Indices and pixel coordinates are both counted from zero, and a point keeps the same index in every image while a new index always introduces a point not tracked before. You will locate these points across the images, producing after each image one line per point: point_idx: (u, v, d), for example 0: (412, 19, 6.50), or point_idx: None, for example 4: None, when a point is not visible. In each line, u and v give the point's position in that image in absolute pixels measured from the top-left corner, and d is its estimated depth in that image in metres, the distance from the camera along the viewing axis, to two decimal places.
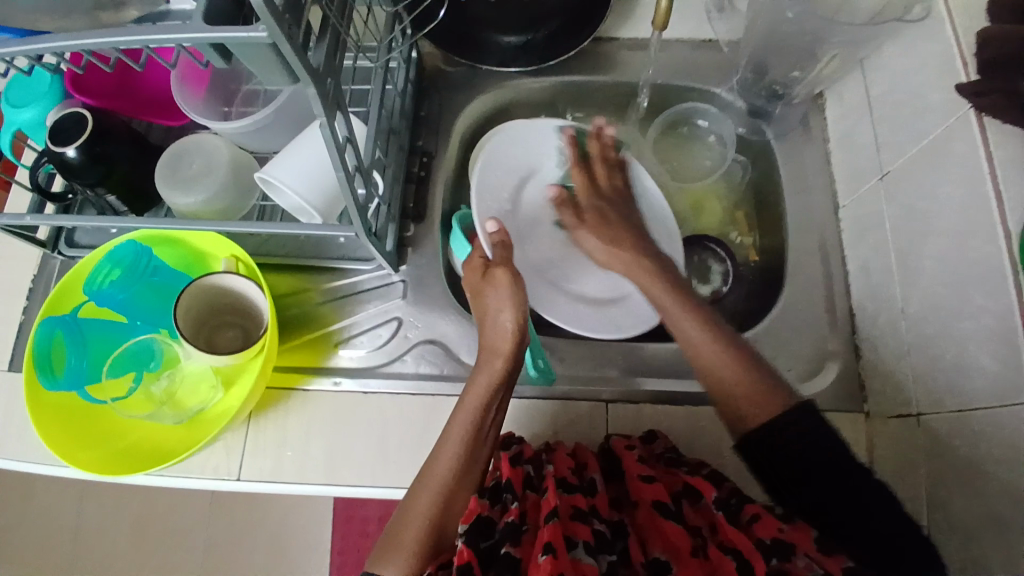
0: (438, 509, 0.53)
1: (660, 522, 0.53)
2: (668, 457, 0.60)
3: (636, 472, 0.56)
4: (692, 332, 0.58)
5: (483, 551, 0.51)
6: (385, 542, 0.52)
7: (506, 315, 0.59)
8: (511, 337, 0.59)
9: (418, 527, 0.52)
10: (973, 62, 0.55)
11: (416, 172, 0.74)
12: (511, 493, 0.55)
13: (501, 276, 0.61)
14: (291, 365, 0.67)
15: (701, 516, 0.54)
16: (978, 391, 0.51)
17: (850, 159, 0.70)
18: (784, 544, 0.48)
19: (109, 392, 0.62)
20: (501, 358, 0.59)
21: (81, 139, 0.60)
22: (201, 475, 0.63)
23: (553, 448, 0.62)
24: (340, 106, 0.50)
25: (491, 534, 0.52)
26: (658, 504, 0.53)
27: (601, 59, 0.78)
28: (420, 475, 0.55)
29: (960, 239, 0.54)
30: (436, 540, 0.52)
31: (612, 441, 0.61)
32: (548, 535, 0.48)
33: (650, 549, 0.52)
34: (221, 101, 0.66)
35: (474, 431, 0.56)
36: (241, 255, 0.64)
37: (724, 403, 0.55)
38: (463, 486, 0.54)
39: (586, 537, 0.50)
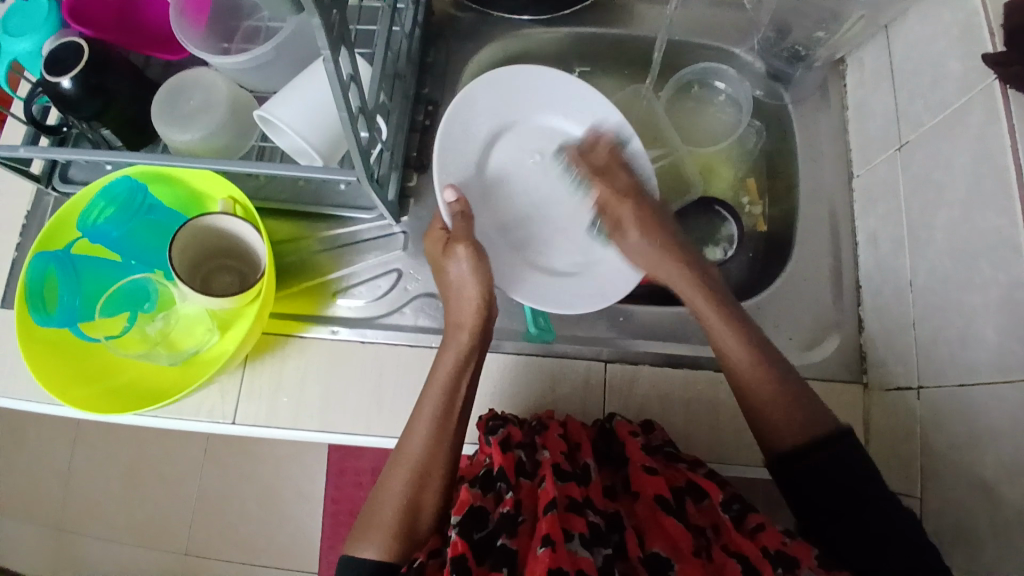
0: (411, 489, 0.53)
1: (661, 517, 0.51)
2: (667, 453, 0.58)
3: (641, 463, 0.55)
4: (722, 332, 0.57)
5: (475, 541, 0.50)
6: (362, 525, 0.53)
7: (470, 289, 0.58)
8: (476, 310, 0.58)
9: (391, 510, 0.52)
10: (1000, 31, 0.52)
11: (420, 121, 0.72)
12: (505, 481, 0.54)
13: (461, 250, 0.59)
14: (286, 313, 0.66)
15: (706, 517, 0.53)
16: (980, 365, 0.51)
17: (867, 129, 0.68)
18: (788, 557, 0.47)
19: (103, 330, 0.61)
20: (466, 330, 0.58)
21: (77, 68, 0.58)
22: (194, 417, 0.63)
23: (545, 426, 0.59)
24: (345, 41, 0.48)
25: (485, 525, 0.51)
26: (660, 498, 0.52)
27: (617, 12, 0.75)
28: (393, 458, 0.55)
29: (974, 211, 0.52)
30: (411, 523, 0.52)
31: (617, 424, 0.59)
32: (547, 526, 0.46)
33: (650, 543, 0.50)
34: (220, 37, 0.64)
35: (443, 408, 0.55)
36: (238, 197, 0.62)
37: (753, 415, 0.56)
38: (434, 462, 0.54)
39: (581, 530, 0.48)
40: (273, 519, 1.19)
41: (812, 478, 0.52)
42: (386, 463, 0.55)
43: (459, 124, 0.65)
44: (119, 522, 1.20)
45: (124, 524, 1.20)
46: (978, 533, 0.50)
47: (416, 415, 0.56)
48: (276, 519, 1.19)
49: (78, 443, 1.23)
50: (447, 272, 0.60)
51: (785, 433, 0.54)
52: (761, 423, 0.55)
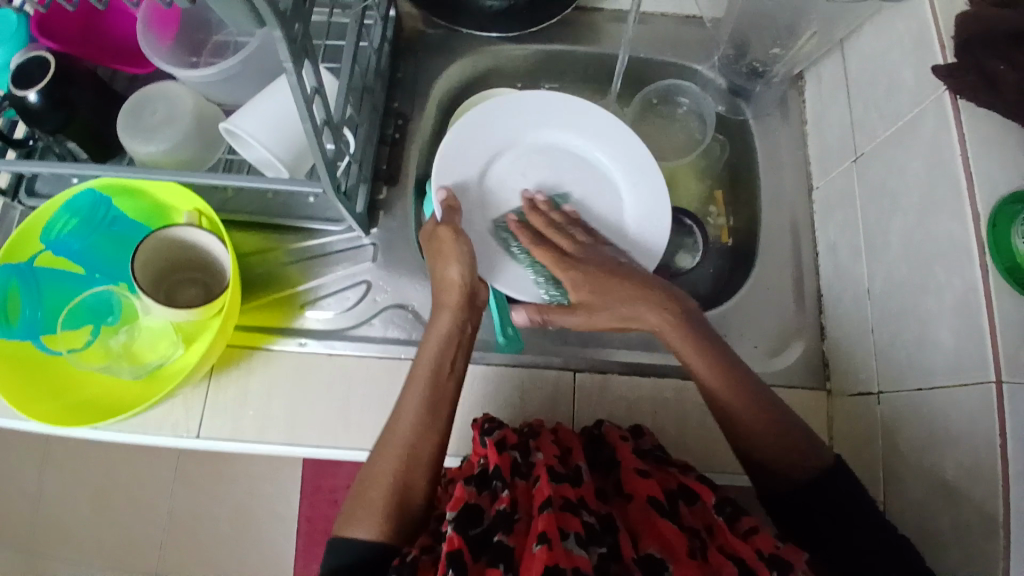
0: (401, 472, 0.52)
1: (654, 519, 0.51)
2: (657, 456, 0.59)
3: (632, 465, 0.56)
4: (698, 364, 0.55)
5: (471, 538, 0.49)
6: (351, 507, 0.52)
7: (453, 267, 0.59)
8: (459, 287, 0.58)
9: (382, 489, 0.51)
10: (949, 44, 0.54)
11: (390, 134, 0.73)
12: (501, 481, 0.53)
13: (446, 234, 0.60)
14: (254, 325, 0.66)
15: (699, 517, 0.53)
16: (937, 368, 0.52)
17: (825, 141, 0.70)
18: (781, 561, 0.46)
19: (64, 343, 0.60)
20: (448, 308, 0.58)
21: (43, 82, 0.58)
22: (158, 432, 0.62)
23: (537, 432, 0.59)
24: (308, 54, 0.49)
25: (480, 522, 0.51)
26: (652, 499, 0.52)
27: (583, 29, 0.77)
28: (381, 440, 0.53)
29: (927, 218, 0.54)
30: (401, 501, 0.51)
31: (607, 429, 0.60)
32: (543, 524, 0.46)
33: (643, 545, 0.50)
34: (188, 51, 0.64)
35: (433, 385, 0.55)
36: (205, 208, 0.62)
37: (744, 450, 0.55)
38: (425, 446, 0.53)
39: (577, 528, 0.48)
40: (246, 542, 1.17)
41: (775, 453, 0.53)
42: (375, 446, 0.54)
43: (464, 135, 0.68)
44: (88, 547, 1.16)
45: (93, 550, 1.17)
46: (941, 537, 0.50)
47: (403, 399, 0.55)
48: (249, 542, 1.17)
49: (47, 466, 1.19)
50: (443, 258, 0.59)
51: (785, 469, 0.53)
52: (760, 467, 0.54)
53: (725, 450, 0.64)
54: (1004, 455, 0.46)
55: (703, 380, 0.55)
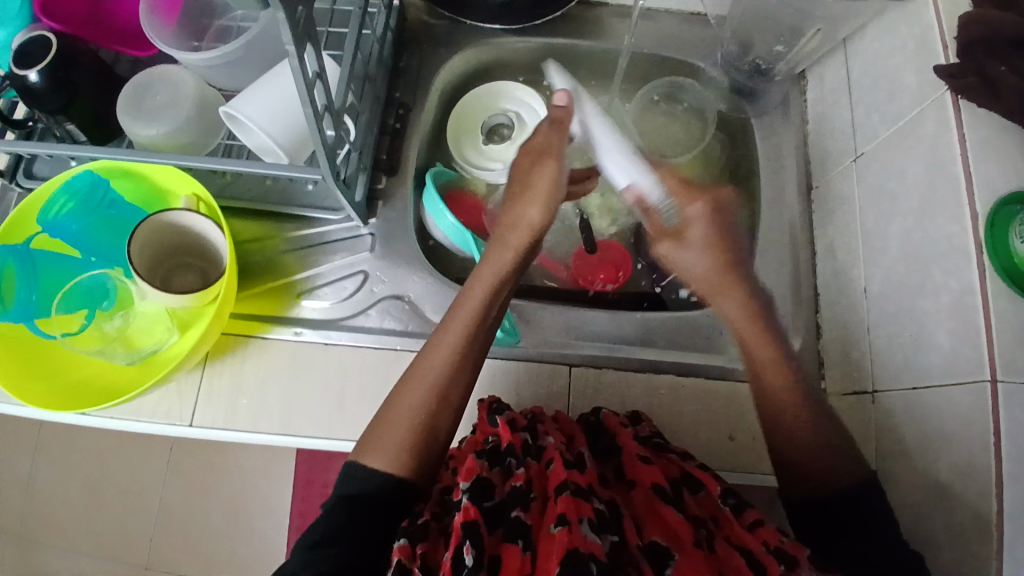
0: (426, 408, 0.53)
1: (660, 507, 0.52)
2: (656, 443, 0.59)
3: (635, 453, 0.56)
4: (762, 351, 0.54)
5: (486, 511, 0.50)
6: (373, 433, 0.53)
7: (531, 209, 0.57)
8: (529, 232, 0.58)
9: (409, 421, 0.52)
10: (953, 44, 0.54)
11: (391, 125, 0.73)
12: (514, 458, 0.53)
13: (541, 168, 0.58)
14: (251, 312, 0.65)
15: (705, 508, 0.54)
16: (932, 369, 0.52)
17: (825, 141, 0.70)
18: (788, 556, 0.47)
19: (59, 326, 0.58)
20: (511, 252, 0.58)
21: (45, 60, 0.57)
22: (151, 419, 0.62)
23: (541, 417, 0.60)
24: (311, 38, 0.49)
25: (493, 496, 0.51)
26: (658, 487, 0.53)
27: (587, 24, 0.76)
28: (406, 376, 0.55)
29: (925, 220, 0.54)
30: (425, 434, 0.53)
31: (606, 416, 0.61)
32: (562, 507, 0.48)
33: (647, 532, 0.51)
34: (191, 35, 0.63)
35: (474, 324, 0.56)
36: (203, 194, 0.62)
37: (778, 452, 0.54)
38: (457, 384, 0.54)
39: (589, 515, 0.48)
40: (237, 533, 1.16)
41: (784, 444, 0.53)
42: (404, 377, 0.55)
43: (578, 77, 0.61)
44: (79, 534, 1.16)
45: (84, 538, 1.16)
46: (932, 538, 0.51)
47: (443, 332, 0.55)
48: (240, 534, 1.16)
49: (40, 452, 1.19)
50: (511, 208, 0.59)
51: (808, 470, 0.52)
52: (795, 476, 0.53)
53: (719, 448, 0.64)
54: (997, 455, 0.46)
55: (773, 388, 0.54)
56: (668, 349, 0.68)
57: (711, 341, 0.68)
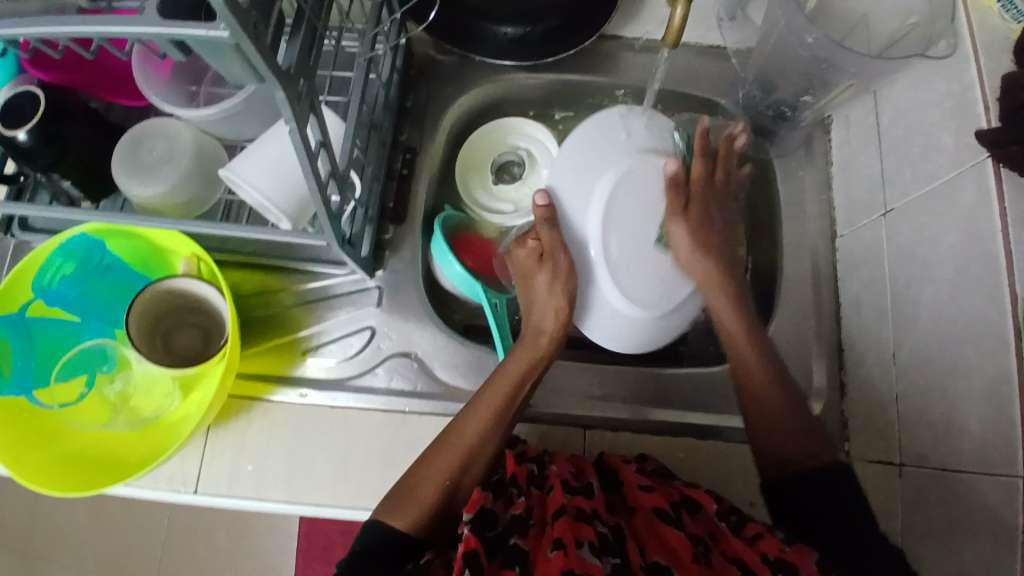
0: (454, 471, 0.53)
1: (660, 529, 0.51)
2: (661, 474, 0.58)
3: (636, 482, 0.55)
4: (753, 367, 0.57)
5: (487, 540, 0.49)
6: (396, 493, 0.52)
7: (552, 304, 0.58)
8: (558, 317, 0.58)
9: (433, 486, 0.52)
10: (996, 108, 0.51)
11: (398, 169, 0.70)
12: (517, 488, 0.53)
13: (560, 264, 0.58)
14: (256, 372, 0.64)
15: (701, 526, 0.52)
16: (966, 453, 0.50)
17: (852, 190, 0.67)
18: (787, 564, 0.47)
19: (59, 397, 0.57)
20: (547, 335, 0.58)
21: (33, 117, 0.54)
22: (154, 486, 0.60)
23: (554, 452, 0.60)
24: (313, 108, 0.46)
25: (495, 525, 0.50)
26: (658, 511, 0.52)
27: (602, 59, 0.73)
28: (442, 438, 0.55)
29: (961, 296, 0.52)
30: (447, 499, 0.53)
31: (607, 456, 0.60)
32: (558, 531, 0.47)
33: (649, 553, 0.50)
34: (187, 79, 0.59)
35: (511, 395, 0.56)
36: (201, 254, 0.59)
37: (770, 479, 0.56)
38: (484, 451, 0.54)
39: (589, 538, 0.48)
40: (243, 554, 1.15)
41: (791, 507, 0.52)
42: (435, 439, 0.55)
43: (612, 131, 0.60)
44: (85, 553, 1.15)
45: (90, 557, 1.15)
46: None
47: (478, 401, 0.56)
48: (245, 554, 1.15)
49: None
50: (533, 289, 0.60)
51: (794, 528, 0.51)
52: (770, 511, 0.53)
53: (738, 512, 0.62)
54: None
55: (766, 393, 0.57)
56: (685, 409, 0.66)
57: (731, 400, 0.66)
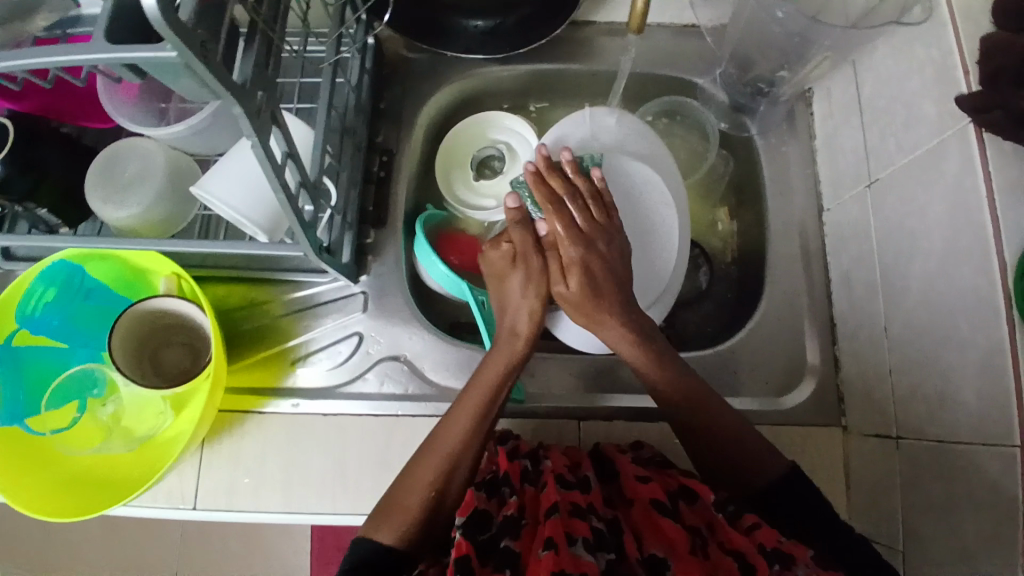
0: (441, 479, 0.52)
1: (657, 519, 0.50)
2: (658, 462, 0.58)
3: (634, 474, 0.55)
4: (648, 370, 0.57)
5: (479, 544, 0.48)
6: (382, 508, 0.51)
7: (525, 307, 0.58)
8: (531, 317, 0.58)
9: (417, 499, 0.51)
10: (974, 70, 0.50)
11: (375, 172, 0.69)
12: (509, 487, 0.53)
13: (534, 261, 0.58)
14: (247, 385, 0.64)
15: (699, 516, 0.52)
16: (963, 425, 0.49)
17: (837, 163, 0.66)
18: (785, 554, 0.46)
19: (50, 423, 0.57)
20: (522, 339, 0.58)
21: (1, 150, 0.54)
22: (154, 505, 0.60)
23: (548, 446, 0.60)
24: (276, 121, 0.46)
25: (488, 528, 0.50)
26: (656, 501, 0.51)
27: (576, 46, 0.72)
28: (422, 450, 0.54)
29: (949, 266, 0.51)
30: (433, 512, 0.51)
31: (603, 446, 0.60)
32: (549, 530, 0.46)
33: (647, 545, 0.49)
34: (155, 97, 0.58)
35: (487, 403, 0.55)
36: (183, 272, 0.58)
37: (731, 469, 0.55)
38: (467, 458, 0.53)
39: (585, 534, 0.47)
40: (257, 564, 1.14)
41: (785, 489, 0.53)
42: (416, 452, 0.54)
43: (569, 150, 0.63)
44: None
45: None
46: None
47: (457, 407, 0.55)
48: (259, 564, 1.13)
49: None
50: (505, 289, 0.60)
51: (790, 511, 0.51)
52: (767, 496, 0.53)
53: None
54: None
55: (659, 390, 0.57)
56: None
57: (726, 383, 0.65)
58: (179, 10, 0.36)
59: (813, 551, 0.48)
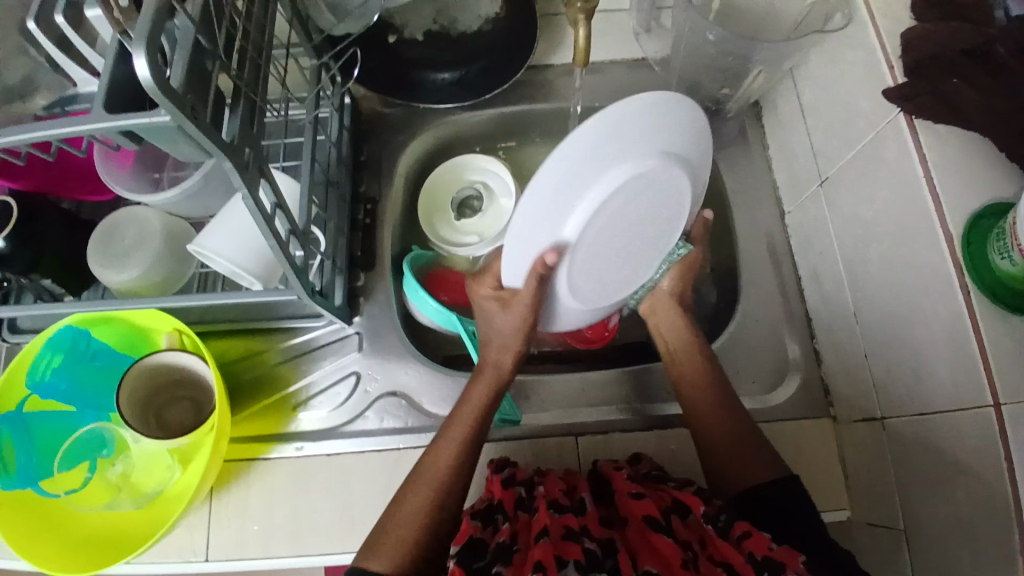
0: (431, 506, 0.54)
1: (651, 537, 0.52)
2: (654, 478, 0.59)
3: (627, 490, 0.56)
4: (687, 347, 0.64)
5: (473, 571, 0.50)
6: (374, 539, 0.52)
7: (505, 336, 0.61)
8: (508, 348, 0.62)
9: (410, 524, 0.52)
10: (898, 65, 0.54)
11: (360, 220, 0.73)
12: (502, 514, 0.55)
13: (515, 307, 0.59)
14: (250, 434, 0.65)
15: (692, 531, 0.53)
16: (938, 395, 0.51)
17: (790, 168, 0.70)
18: (775, 562, 0.47)
19: (63, 484, 0.59)
20: (502, 364, 0.62)
21: (7, 228, 0.57)
22: (166, 560, 0.61)
23: (544, 472, 0.60)
24: (263, 173, 0.50)
25: (482, 555, 0.51)
26: (649, 518, 0.53)
27: (538, 88, 0.77)
28: (414, 474, 0.56)
29: (901, 245, 0.54)
30: (428, 538, 0.52)
31: (601, 464, 0.62)
32: (539, 554, 0.48)
33: (641, 563, 0.50)
34: (150, 168, 0.62)
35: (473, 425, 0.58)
36: (184, 327, 0.62)
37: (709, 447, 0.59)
38: (457, 479, 0.55)
39: (577, 556, 0.49)
40: None
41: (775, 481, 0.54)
42: (406, 480, 0.56)
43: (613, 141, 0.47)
44: None
45: None
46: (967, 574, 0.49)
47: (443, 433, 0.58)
48: None
49: None
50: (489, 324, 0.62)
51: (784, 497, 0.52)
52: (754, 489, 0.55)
53: None
54: (1014, 484, 0.45)
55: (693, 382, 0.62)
56: (668, 401, 0.68)
57: None
58: (171, 78, 0.40)
59: (804, 556, 0.48)
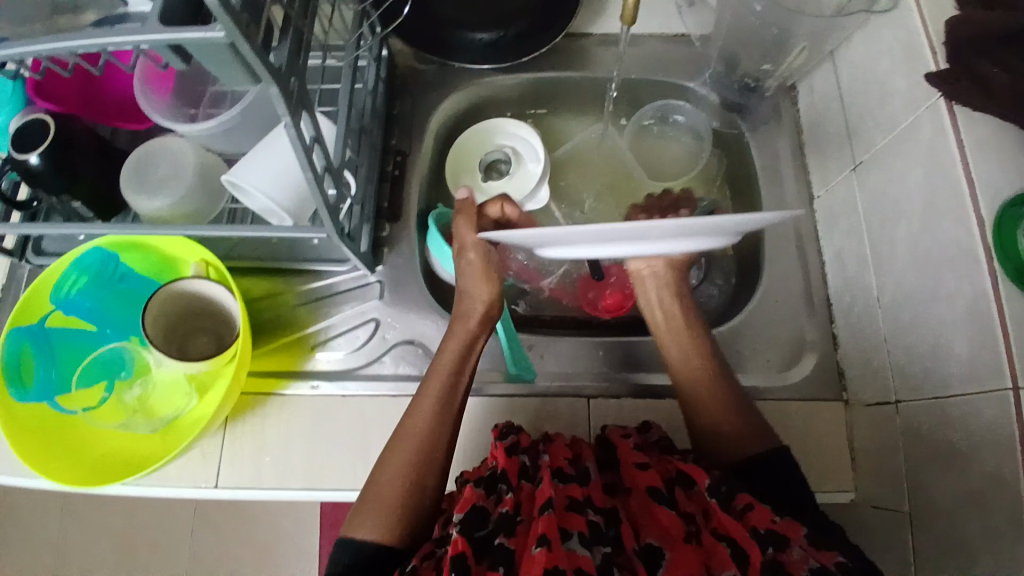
0: (415, 470, 0.55)
1: (654, 509, 0.52)
2: (663, 446, 0.60)
3: (632, 461, 0.56)
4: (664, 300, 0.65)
5: (476, 540, 0.50)
6: (362, 505, 0.54)
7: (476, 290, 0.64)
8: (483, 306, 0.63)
9: (393, 484, 0.54)
10: (941, 49, 0.54)
11: (390, 171, 0.74)
12: (507, 482, 0.55)
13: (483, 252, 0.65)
14: (268, 370, 0.66)
15: (695, 503, 0.53)
16: (956, 377, 0.51)
17: (823, 150, 0.70)
18: (777, 535, 0.48)
19: (80, 402, 0.60)
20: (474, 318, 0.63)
21: (44, 144, 0.59)
22: (177, 483, 0.62)
23: (551, 437, 0.60)
24: (305, 105, 0.50)
25: (485, 524, 0.51)
26: (653, 491, 0.53)
27: (574, 55, 0.78)
28: (396, 432, 0.57)
29: (929, 226, 0.54)
30: (415, 497, 0.54)
31: (609, 431, 0.61)
32: (543, 526, 0.48)
33: (645, 535, 0.52)
34: (187, 103, 0.63)
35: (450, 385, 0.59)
36: (211, 258, 0.63)
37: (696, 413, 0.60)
38: (439, 433, 0.57)
39: (580, 529, 0.49)
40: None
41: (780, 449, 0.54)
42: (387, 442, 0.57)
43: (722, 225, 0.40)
44: None
45: None
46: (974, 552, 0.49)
47: (420, 396, 0.58)
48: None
49: (68, 511, 1.11)
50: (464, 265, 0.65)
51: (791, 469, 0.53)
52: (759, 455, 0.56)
53: None
54: None
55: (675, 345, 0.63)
56: None
57: (732, 359, 0.68)
58: None
59: (805, 528, 0.49)
